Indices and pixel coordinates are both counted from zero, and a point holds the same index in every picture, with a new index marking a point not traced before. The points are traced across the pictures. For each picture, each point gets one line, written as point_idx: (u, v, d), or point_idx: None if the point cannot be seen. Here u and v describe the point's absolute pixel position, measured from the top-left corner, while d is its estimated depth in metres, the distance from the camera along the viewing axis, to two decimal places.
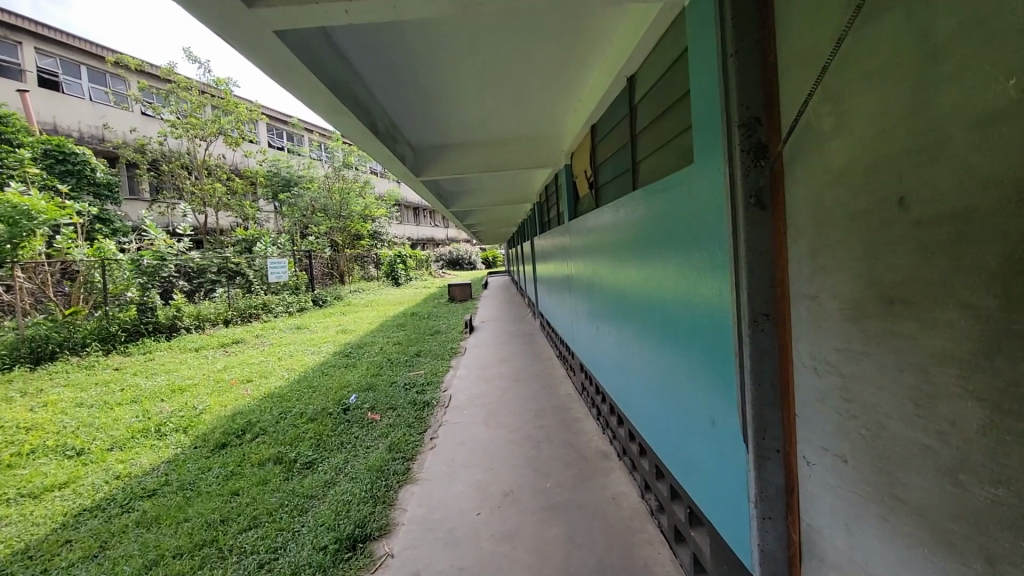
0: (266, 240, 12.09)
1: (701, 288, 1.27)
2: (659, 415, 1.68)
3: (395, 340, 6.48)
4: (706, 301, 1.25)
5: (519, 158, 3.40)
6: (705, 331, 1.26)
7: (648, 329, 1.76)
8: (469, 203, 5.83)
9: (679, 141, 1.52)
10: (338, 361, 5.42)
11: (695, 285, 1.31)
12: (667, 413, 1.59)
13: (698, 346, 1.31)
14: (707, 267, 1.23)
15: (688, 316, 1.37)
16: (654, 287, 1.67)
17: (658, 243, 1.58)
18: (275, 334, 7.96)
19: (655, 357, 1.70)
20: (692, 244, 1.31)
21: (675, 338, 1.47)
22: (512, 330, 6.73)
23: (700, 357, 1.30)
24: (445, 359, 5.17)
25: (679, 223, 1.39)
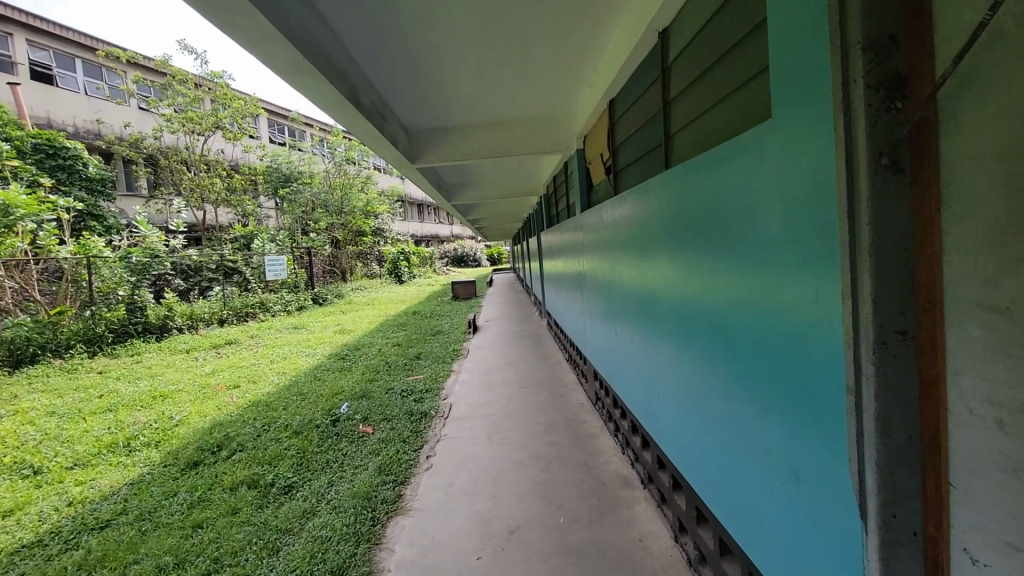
0: (264, 237, 11.81)
1: (782, 293, 0.95)
2: (708, 447, 1.37)
3: (394, 341, 6.17)
4: (789, 310, 0.93)
5: (526, 141, 3.05)
6: (788, 349, 0.94)
7: (689, 339, 1.45)
8: (472, 196, 5.49)
9: (739, 97, 1.17)
10: (332, 364, 5.11)
11: (770, 286, 0.99)
12: (721, 445, 1.28)
13: (774, 369, 0.99)
14: (792, 265, 0.91)
15: (757, 329, 1.06)
16: (698, 288, 1.35)
17: (708, 234, 1.27)
18: (270, 333, 7.67)
19: (700, 375, 1.38)
20: (767, 236, 0.98)
21: (734, 354, 1.16)
22: (518, 330, 6.40)
23: (778, 382, 0.99)
24: (446, 362, 4.84)
25: (744, 207, 1.07)
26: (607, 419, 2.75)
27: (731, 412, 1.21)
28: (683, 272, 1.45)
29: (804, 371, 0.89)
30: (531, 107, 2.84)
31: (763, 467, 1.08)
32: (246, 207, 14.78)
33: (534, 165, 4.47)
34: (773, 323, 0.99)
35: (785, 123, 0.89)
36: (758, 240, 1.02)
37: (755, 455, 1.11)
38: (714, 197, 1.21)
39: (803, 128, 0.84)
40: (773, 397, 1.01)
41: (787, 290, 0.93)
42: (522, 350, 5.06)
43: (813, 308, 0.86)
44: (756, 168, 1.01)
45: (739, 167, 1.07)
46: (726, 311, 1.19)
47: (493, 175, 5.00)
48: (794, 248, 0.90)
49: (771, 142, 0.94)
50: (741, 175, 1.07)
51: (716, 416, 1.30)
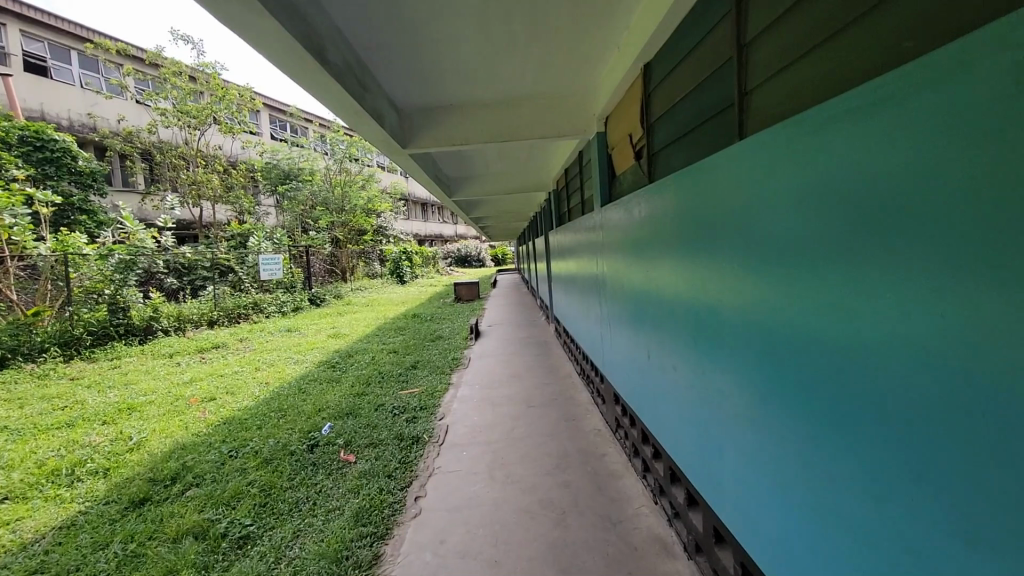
0: (261, 235, 11.40)
1: (847, 303, 0.87)
2: (742, 461, 1.31)
3: (390, 346, 5.75)
4: (857, 322, 0.85)
5: (535, 123, 2.63)
6: (858, 366, 0.86)
7: (723, 348, 1.37)
8: (474, 190, 5.04)
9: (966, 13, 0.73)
10: (320, 373, 4.67)
11: (834, 298, 0.91)
12: (760, 460, 1.22)
13: (837, 386, 0.92)
14: (863, 274, 0.83)
15: (813, 341, 0.98)
16: (739, 294, 1.27)
17: (753, 238, 1.19)
18: (261, 336, 7.25)
19: (738, 387, 1.30)
20: (830, 242, 0.91)
21: (784, 368, 1.08)
22: (523, 336, 5.96)
23: (841, 402, 0.91)
24: (444, 372, 4.42)
25: (802, 209, 0.99)
26: (632, 451, 2.31)
27: (777, 428, 1.13)
28: (718, 277, 1.37)
29: (878, 393, 0.82)
30: (545, 82, 2.43)
31: (813, 487, 1.02)
32: (244, 204, 14.50)
33: (544, 154, 4.03)
34: (836, 337, 0.91)
35: (862, 116, 0.80)
36: (818, 246, 0.95)
37: (804, 476, 1.04)
38: (763, 197, 1.13)
39: (889, 127, 0.75)
40: (832, 416, 0.94)
41: (856, 301, 0.85)
42: (528, 360, 4.63)
43: (890, 322, 0.78)
44: (819, 168, 0.92)
45: (798, 167, 0.99)
46: (775, 321, 1.11)
47: (498, 166, 4.56)
48: (867, 255, 0.82)
49: (841, 139, 0.85)
50: (800, 175, 0.98)
51: (756, 430, 1.22)
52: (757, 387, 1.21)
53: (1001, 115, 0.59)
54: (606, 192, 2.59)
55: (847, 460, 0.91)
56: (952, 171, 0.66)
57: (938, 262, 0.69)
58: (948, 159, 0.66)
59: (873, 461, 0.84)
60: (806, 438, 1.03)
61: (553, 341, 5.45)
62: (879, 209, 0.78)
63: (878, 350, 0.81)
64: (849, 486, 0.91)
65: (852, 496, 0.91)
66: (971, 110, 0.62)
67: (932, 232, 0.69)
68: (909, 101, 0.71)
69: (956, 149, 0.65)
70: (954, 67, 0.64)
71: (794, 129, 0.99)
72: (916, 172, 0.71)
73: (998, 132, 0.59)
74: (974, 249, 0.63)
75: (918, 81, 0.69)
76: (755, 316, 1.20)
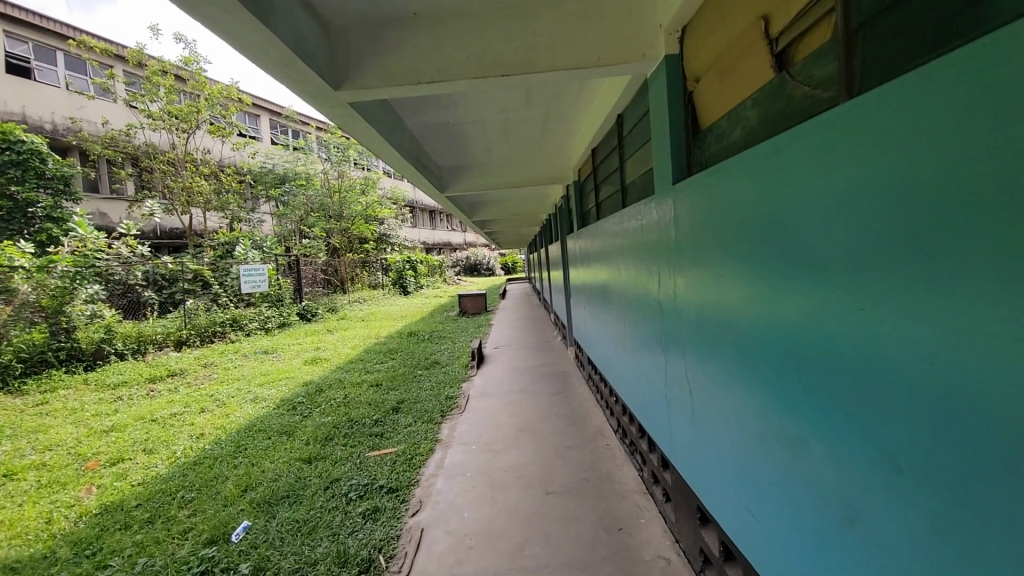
0: (247, 243, 10.44)
1: (860, 317, 0.82)
2: (761, 487, 1.21)
3: (373, 378, 4.71)
4: (868, 338, 0.80)
5: (558, 46, 1.58)
6: (873, 385, 0.80)
7: (734, 366, 1.29)
8: (472, 182, 3.95)
9: None
10: (275, 420, 3.60)
11: (846, 310, 0.85)
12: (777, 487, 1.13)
13: (850, 404, 0.86)
14: (875, 286, 0.77)
15: (824, 356, 0.92)
16: (750, 310, 1.19)
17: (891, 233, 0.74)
18: (231, 362, 6.18)
19: (754, 409, 1.21)
20: (839, 254, 0.85)
21: (800, 385, 1.01)
22: (535, 364, 4.86)
23: (856, 419, 0.85)
24: (433, 421, 3.34)
25: (809, 218, 0.93)
26: None
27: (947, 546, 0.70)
28: (725, 290, 1.30)
29: (892, 410, 0.76)
30: None
31: (833, 515, 0.94)
32: (235, 210, 13.55)
33: (564, 121, 2.96)
34: (847, 353, 0.86)
35: (862, 123, 0.76)
36: (824, 256, 0.90)
37: (824, 501, 0.96)
38: (768, 205, 1.07)
39: (896, 127, 0.70)
40: (850, 437, 0.87)
41: (867, 316, 0.80)
42: (541, 402, 3.58)
43: (904, 335, 0.72)
44: (824, 175, 0.87)
45: (802, 174, 0.94)
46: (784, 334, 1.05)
47: (502, 146, 3.47)
48: (876, 265, 0.77)
49: (846, 147, 0.80)
50: (805, 183, 0.93)
51: (773, 454, 1.14)
52: (769, 406, 1.14)
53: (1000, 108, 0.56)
54: (683, 155, 1.50)
55: (865, 484, 0.84)
56: (953, 170, 0.62)
57: (945, 269, 0.65)
58: (950, 158, 0.62)
59: (888, 483, 0.78)
60: (824, 461, 0.95)
61: (574, 372, 4.37)
62: (887, 217, 0.73)
63: (891, 365, 0.76)
64: (869, 514, 0.84)
65: (872, 525, 0.83)
66: (969, 104, 0.59)
67: (939, 238, 0.65)
68: (910, 101, 0.67)
69: (955, 145, 0.61)
70: (955, 65, 0.61)
71: (793, 135, 0.95)
72: (921, 172, 0.67)
73: (1002, 126, 0.56)
74: (975, 248, 0.60)
75: (920, 82, 0.65)
76: (766, 330, 1.12)
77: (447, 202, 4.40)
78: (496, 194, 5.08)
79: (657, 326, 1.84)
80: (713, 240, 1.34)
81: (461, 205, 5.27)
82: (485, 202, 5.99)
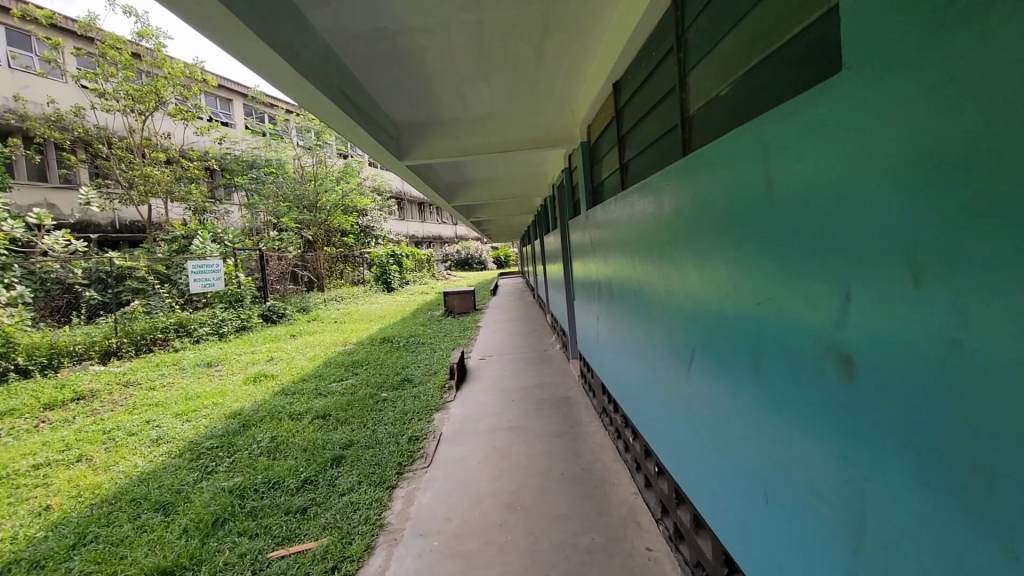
0: (205, 236, 9.34)
1: (849, 313, 0.73)
2: (744, 494, 1.11)
3: (321, 406, 3.67)
4: (859, 332, 0.72)
5: None
6: (861, 385, 0.72)
7: (717, 364, 1.18)
8: (442, 144, 2.90)
9: None
10: (160, 481, 2.54)
11: (833, 302, 0.77)
12: (759, 492, 1.04)
13: (884, 426, 0.69)
14: (869, 274, 0.69)
15: (806, 354, 0.85)
16: (731, 306, 1.09)
17: None
18: (160, 379, 5.10)
19: (737, 412, 1.10)
20: (828, 240, 0.77)
21: (781, 383, 0.92)
22: (529, 384, 3.82)
23: (842, 417, 0.77)
24: (384, 486, 2.33)
25: (795, 203, 0.84)
26: None
27: None
28: (707, 280, 1.19)
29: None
30: None
31: (819, 525, 0.85)
32: (199, 201, 12.39)
33: (575, 34, 1.97)
34: (832, 348, 0.78)
35: (855, 98, 0.69)
36: (811, 244, 0.81)
37: (810, 510, 0.88)
38: (751, 191, 0.97)
39: (890, 102, 0.63)
40: (836, 441, 0.79)
41: (858, 310, 0.72)
42: (538, 450, 2.57)
43: None
44: (813, 157, 0.79)
45: (788, 156, 0.85)
46: (766, 329, 0.96)
47: (485, 83, 2.44)
48: None
49: (841, 123, 0.72)
50: (790, 163, 0.85)
51: None
52: (749, 405, 1.05)
53: (996, 74, 0.50)
54: None
55: (851, 488, 0.77)
56: (949, 146, 0.56)
57: (944, 257, 0.58)
58: (949, 130, 0.56)
59: (876, 487, 0.71)
60: None
61: (578, 399, 3.37)
62: (879, 202, 0.66)
63: (885, 365, 0.68)
64: None
65: (861, 533, 0.76)
66: None
67: None
68: None
69: (951, 118, 0.55)
70: (948, 35, 0.55)
71: (779, 116, 0.87)
72: None
73: (998, 94, 0.50)
74: None
75: (913, 55, 0.60)
76: None
77: (411, 178, 3.31)
78: (480, 167, 3.99)
79: (706, 350, 1.24)
80: (699, 229, 1.22)
81: (435, 183, 4.17)
82: (469, 180, 4.92)
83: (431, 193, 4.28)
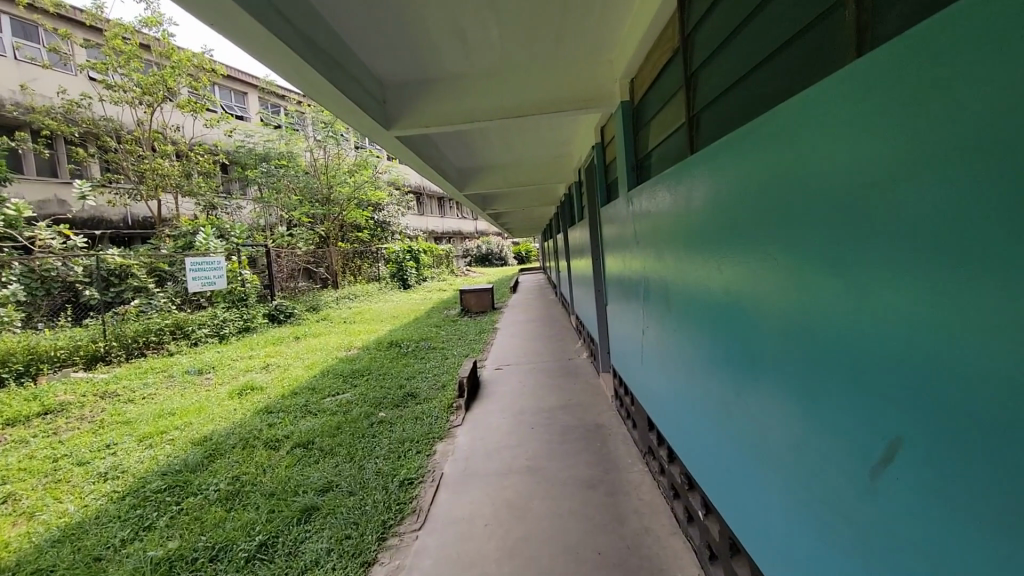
0: (209, 232, 8.87)
1: (877, 291, 0.76)
2: (774, 475, 1.14)
3: (305, 429, 3.10)
4: (888, 310, 0.75)
5: None
6: (887, 362, 0.76)
7: (783, 366, 1.07)
8: (443, 109, 2.28)
9: None
10: (78, 544, 2.01)
11: (864, 283, 0.79)
12: (788, 470, 1.07)
13: None
14: (899, 254, 0.71)
15: (838, 333, 0.87)
16: (766, 289, 1.11)
17: None
18: (142, 390, 4.60)
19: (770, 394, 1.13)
20: (859, 222, 0.79)
21: (815, 361, 0.95)
22: (552, 405, 3.20)
23: (870, 394, 0.80)
24: (359, 558, 1.75)
25: (828, 187, 0.86)
26: None
27: None
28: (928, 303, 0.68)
29: None
30: None
31: None
32: (210, 196, 12.00)
33: None
34: (864, 326, 0.80)
35: (883, 85, 0.71)
36: (842, 227, 0.83)
37: (838, 485, 0.90)
38: (787, 176, 0.99)
39: (918, 89, 0.66)
40: (865, 416, 0.82)
41: (884, 288, 0.75)
42: (566, 506, 1.96)
43: None
44: (844, 142, 0.81)
45: (820, 141, 0.87)
46: (800, 310, 0.99)
47: (496, 23, 1.83)
48: None
49: None
50: (823, 147, 0.87)
51: None
52: (781, 385, 1.08)
53: (1008, 65, 0.54)
54: None
55: (875, 462, 0.80)
56: (967, 129, 0.59)
57: (960, 237, 0.61)
58: (968, 116, 0.59)
59: (898, 456, 0.75)
60: None
61: (612, 426, 2.74)
62: (904, 187, 0.69)
63: (913, 340, 0.70)
64: None
65: (883, 503, 0.79)
66: None
67: None
68: None
69: None
70: (964, 28, 0.59)
71: (813, 101, 0.89)
72: None
73: None
74: None
75: (934, 46, 0.63)
76: None
77: (403, 156, 2.69)
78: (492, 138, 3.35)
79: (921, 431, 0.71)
80: (737, 213, 1.23)
81: (436, 161, 3.52)
82: (483, 160, 4.27)
83: (434, 175, 3.63)
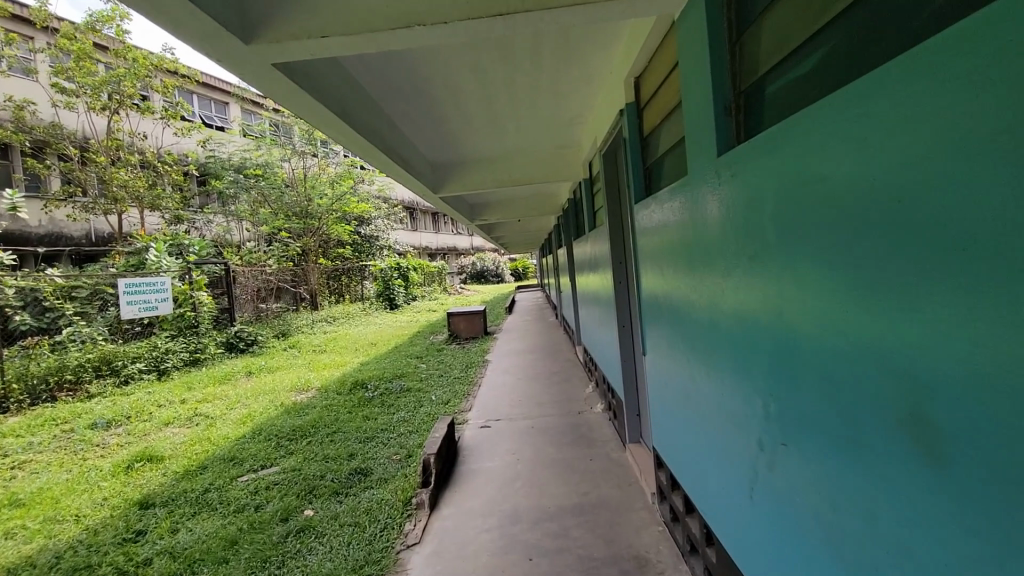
0: (160, 248, 7.63)
1: (862, 320, 0.70)
2: (755, 508, 1.08)
3: (177, 554, 1.99)
4: (883, 343, 0.66)
5: None
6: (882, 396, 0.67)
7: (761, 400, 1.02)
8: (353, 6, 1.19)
9: None
10: None
11: (823, 311, 0.79)
12: (777, 508, 0.97)
13: None
14: (894, 277, 0.63)
15: (828, 363, 0.78)
16: (737, 324, 1.09)
17: None
18: (16, 454, 3.48)
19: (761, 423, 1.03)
20: (854, 242, 0.70)
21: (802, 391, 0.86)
22: (561, 505, 2.11)
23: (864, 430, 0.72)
24: None
25: (772, 216, 0.92)
26: None
27: None
28: (885, 317, 0.65)
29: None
30: None
31: None
32: (177, 210, 10.87)
33: None
34: (858, 356, 0.71)
35: (874, 98, 0.63)
36: (838, 245, 0.74)
37: (807, 512, 0.88)
38: (757, 199, 0.96)
39: (904, 107, 0.58)
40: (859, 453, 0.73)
41: (876, 317, 0.66)
42: None
43: None
44: (835, 158, 0.72)
45: (779, 172, 0.88)
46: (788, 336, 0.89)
47: None
48: None
49: None
50: (804, 166, 0.80)
51: None
52: (752, 411, 1.06)
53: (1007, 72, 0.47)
54: None
55: (848, 493, 0.76)
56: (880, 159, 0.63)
57: (899, 261, 0.62)
58: (954, 129, 0.52)
59: (892, 497, 0.67)
60: None
61: (664, 565, 1.66)
62: (896, 205, 0.61)
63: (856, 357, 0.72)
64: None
65: (878, 550, 0.71)
66: None
67: None
68: None
69: None
70: (949, 47, 0.52)
71: (800, 118, 0.80)
72: None
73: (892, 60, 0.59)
74: None
75: (873, 81, 0.63)
76: None
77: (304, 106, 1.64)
78: (466, 91, 2.29)
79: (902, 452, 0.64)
80: (705, 246, 1.23)
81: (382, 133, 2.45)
82: (462, 144, 3.21)
83: (385, 160, 2.56)
